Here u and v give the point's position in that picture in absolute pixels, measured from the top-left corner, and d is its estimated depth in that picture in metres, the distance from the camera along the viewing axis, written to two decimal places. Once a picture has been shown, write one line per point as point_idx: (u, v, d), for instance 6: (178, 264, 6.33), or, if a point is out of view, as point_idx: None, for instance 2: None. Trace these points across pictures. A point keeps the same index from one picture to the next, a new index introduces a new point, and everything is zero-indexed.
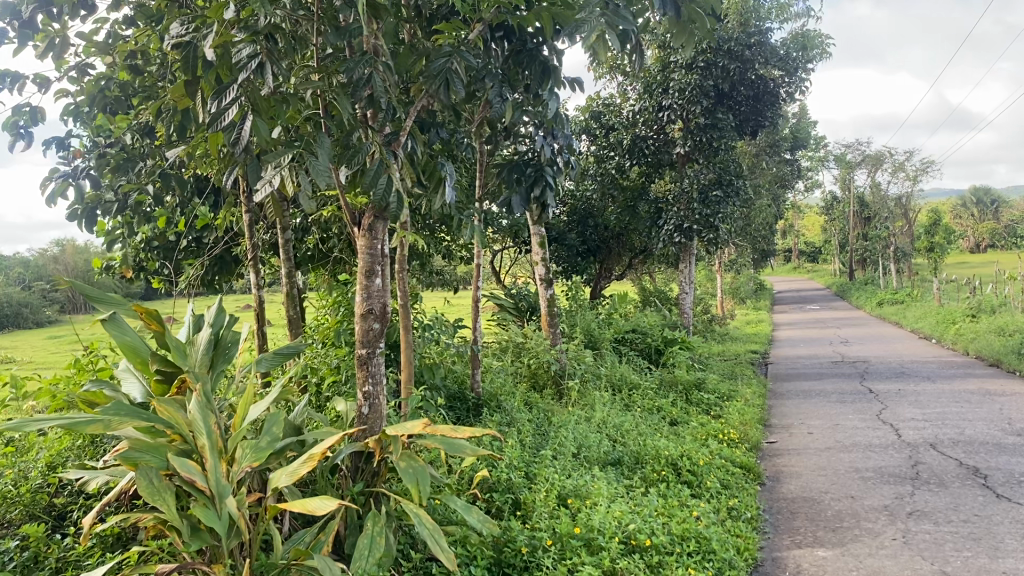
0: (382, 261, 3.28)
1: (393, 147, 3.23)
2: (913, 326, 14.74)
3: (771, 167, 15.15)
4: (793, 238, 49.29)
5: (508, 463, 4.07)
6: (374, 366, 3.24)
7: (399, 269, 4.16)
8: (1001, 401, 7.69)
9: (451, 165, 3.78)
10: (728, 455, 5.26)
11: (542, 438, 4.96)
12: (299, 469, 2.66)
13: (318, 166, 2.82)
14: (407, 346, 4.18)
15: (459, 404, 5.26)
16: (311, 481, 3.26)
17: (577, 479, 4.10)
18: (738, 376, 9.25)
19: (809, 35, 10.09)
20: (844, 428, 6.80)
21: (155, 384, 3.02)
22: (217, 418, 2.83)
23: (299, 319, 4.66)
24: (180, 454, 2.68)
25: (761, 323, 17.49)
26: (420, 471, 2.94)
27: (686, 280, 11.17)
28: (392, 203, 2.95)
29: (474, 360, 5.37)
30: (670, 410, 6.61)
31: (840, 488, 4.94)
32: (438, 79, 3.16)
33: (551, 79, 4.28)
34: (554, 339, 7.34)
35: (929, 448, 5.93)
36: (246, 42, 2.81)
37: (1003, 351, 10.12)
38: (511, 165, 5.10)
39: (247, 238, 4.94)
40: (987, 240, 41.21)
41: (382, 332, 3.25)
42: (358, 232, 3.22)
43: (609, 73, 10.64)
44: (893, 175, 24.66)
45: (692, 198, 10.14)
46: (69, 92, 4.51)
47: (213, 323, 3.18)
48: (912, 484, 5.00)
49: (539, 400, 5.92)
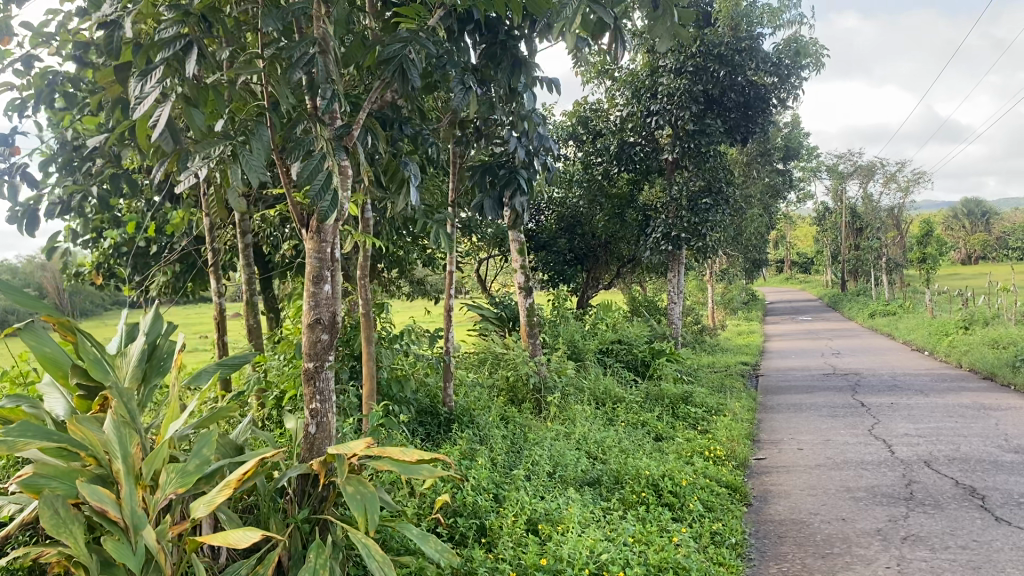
0: (333, 266, 3.00)
1: (344, 142, 2.96)
2: (906, 338, 14.52)
3: (764, 176, 14.98)
4: (786, 249, 49.19)
5: (475, 485, 3.80)
6: (321, 382, 2.96)
7: (363, 276, 4.03)
8: (997, 416, 7.45)
9: (415, 165, 3.55)
10: (713, 474, 5.00)
11: (515, 456, 4.68)
12: (217, 499, 2.38)
13: (252, 163, 2.60)
14: (369, 359, 3.99)
15: (429, 419, 5.02)
16: (253, 507, 2.99)
17: (550, 501, 3.84)
18: (727, 388, 9.01)
19: (803, 42, 9.79)
20: (834, 444, 6.55)
21: (77, 400, 2.72)
22: (140, 439, 2.52)
23: (261, 327, 4.55)
24: (94, 481, 2.37)
25: (752, 334, 17.24)
26: (370, 498, 2.69)
27: (675, 289, 10.92)
28: (326, 202, 2.63)
29: (447, 373, 5.10)
30: (656, 425, 6.35)
31: (831, 509, 4.68)
32: (393, 65, 2.90)
33: (522, 73, 4.17)
34: (534, 350, 7.09)
35: (923, 466, 5.68)
36: (174, 21, 2.56)
37: (997, 363, 9.89)
38: (484, 167, 4.89)
39: (208, 244, 4.72)
40: (978, 251, 41.18)
41: (331, 343, 2.97)
42: (306, 233, 2.94)
43: (597, 77, 10.41)
44: (885, 186, 24.54)
45: (681, 206, 9.91)
46: (13, 85, 4.23)
47: (147, 332, 2.88)
48: (906, 505, 4.75)
49: (516, 414, 5.64)
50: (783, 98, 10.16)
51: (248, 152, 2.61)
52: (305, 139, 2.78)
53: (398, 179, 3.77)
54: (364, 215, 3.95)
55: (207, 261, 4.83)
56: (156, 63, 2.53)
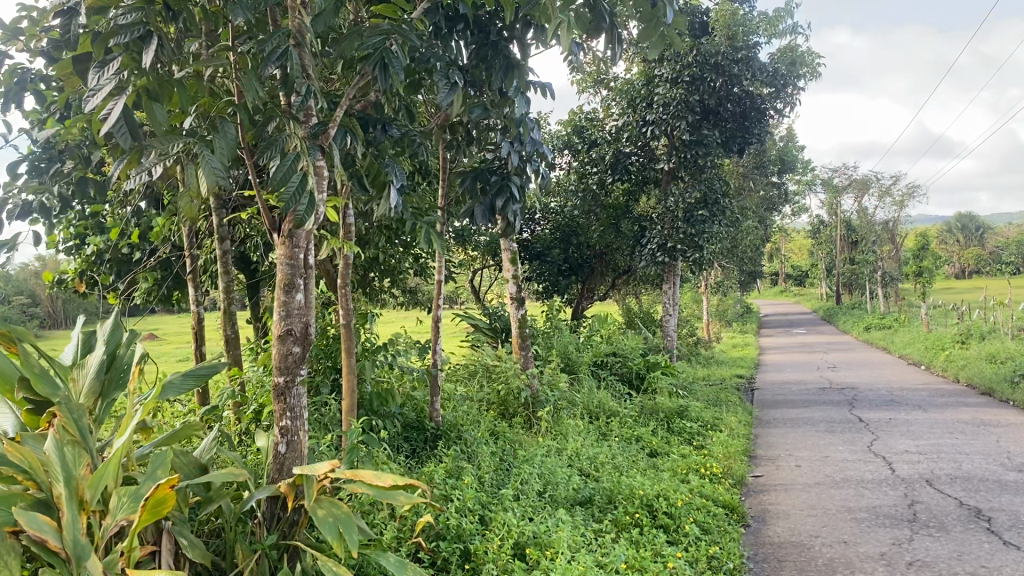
0: (307, 274, 2.82)
1: (320, 141, 2.78)
2: (902, 352, 14.37)
3: (759, 188, 14.85)
4: (781, 262, 49.14)
5: (459, 506, 3.60)
6: (293, 398, 2.77)
7: (344, 285, 3.86)
8: (998, 433, 7.27)
9: (397, 168, 3.46)
10: (709, 493, 4.81)
11: (504, 474, 4.48)
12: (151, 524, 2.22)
13: (212, 162, 2.46)
14: (350, 373, 3.82)
15: (415, 434, 4.81)
16: (220, 531, 2.82)
17: (539, 524, 3.65)
18: (723, 402, 8.82)
19: (800, 52, 9.50)
20: (834, 461, 6.37)
21: (27, 415, 2.56)
22: (88, 459, 2.37)
23: (239, 338, 4.29)
24: (35, 506, 2.23)
25: (747, 346, 17.06)
26: (344, 521, 2.52)
27: (670, 301, 10.74)
28: (300, 205, 2.45)
29: (434, 386, 4.90)
30: (650, 440, 6.16)
31: (832, 531, 4.49)
32: (373, 60, 2.74)
33: (515, 73, 4.00)
34: (526, 363, 6.88)
35: (925, 486, 5.49)
36: (133, 8, 2.45)
37: (995, 379, 9.72)
38: (475, 173, 4.69)
39: (187, 250, 4.53)
40: (972, 266, 41.20)
41: (304, 357, 2.78)
42: (278, 239, 2.76)
43: (592, 85, 10.27)
44: (880, 200, 24.45)
45: (676, 217, 9.74)
46: None
47: (106, 341, 2.70)
48: (909, 527, 4.56)
49: (506, 430, 5.44)
50: (779, 108, 9.95)
51: (209, 151, 2.48)
52: (276, 139, 2.58)
53: (383, 182, 3.52)
54: (346, 220, 3.77)
55: (186, 269, 4.63)
56: (114, 53, 2.42)
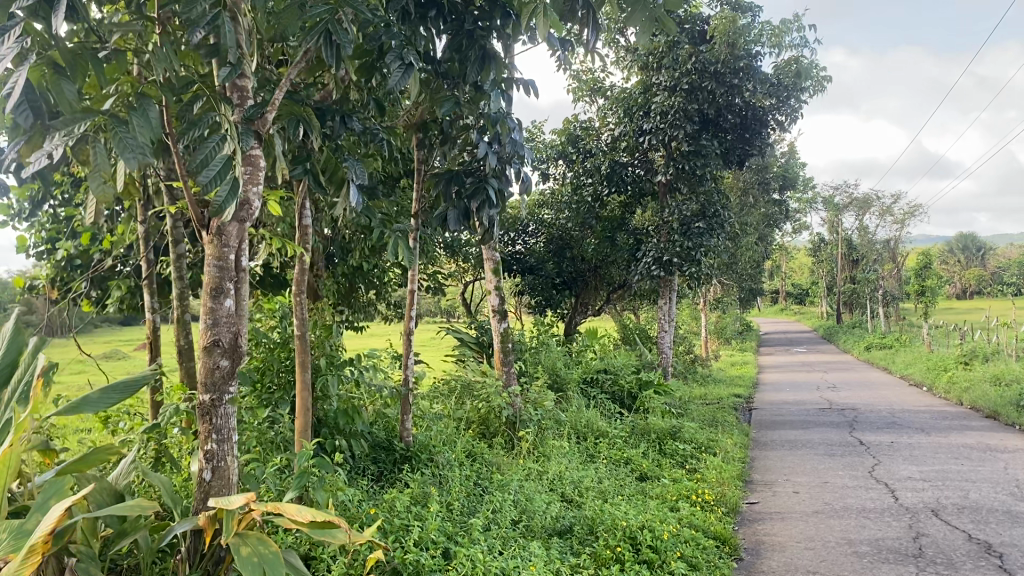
0: (237, 277, 2.51)
1: (255, 126, 2.48)
2: (903, 373, 14.01)
3: (761, 204, 14.54)
4: (781, 281, 48.79)
5: (420, 539, 3.26)
6: (220, 419, 2.43)
7: (299, 291, 3.55)
8: (1005, 459, 6.91)
9: (355, 161, 3.15)
10: (699, 523, 4.48)
11: (476, 501, 4.14)
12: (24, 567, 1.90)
13: (127, 143, 2.15)
14: (304, 388, 3.51)
15: (383, 455, 4.49)
16: (140, 566, 2.50)
17: (507, 559, 3.30)
18: (719, 423, 8.46)
19: (803, 64, 9.14)
20: (833, 487, 6.02)
21: None
22: None
23: (193, 349, 3.93)
24: None
25: (745, 365, 16.69)
26: (271, 563, 2.20)
27: (665, 317, 10.41)
28: (218, 190, 2.15)
29: (405, 404, 4.55)
30: (640, 463, 5.82)
31: (831, 566, 4.13)
32: (317, 31, 2.46)
33: (490, 67, 3.74)
34: (509, 380, 6.54)
35: (931, 516, 5.14)
36: None
37: (1000, 403, 9.34)
38: (449, 175, 4.37)
39: (142, 255, 4.19)
40: (972, 286, 40.84)
41: (234, 372, 2.44)
42: (206, 235, 2.44)
43: (588, 93, 9.98)
44: (882, 218, 24.07)
45: (672, 230, 9.39)
46: None
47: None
48: (914, 563, 4.20)
49: (484, 451, 5.10)
50: (781, 120, 9.64)
51: (125, 130, 2.17)
52: (202, 118, 2.35)
53: (340, 179, 3.35)
54: (302, 221, 3.44)
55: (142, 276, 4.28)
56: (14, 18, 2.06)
